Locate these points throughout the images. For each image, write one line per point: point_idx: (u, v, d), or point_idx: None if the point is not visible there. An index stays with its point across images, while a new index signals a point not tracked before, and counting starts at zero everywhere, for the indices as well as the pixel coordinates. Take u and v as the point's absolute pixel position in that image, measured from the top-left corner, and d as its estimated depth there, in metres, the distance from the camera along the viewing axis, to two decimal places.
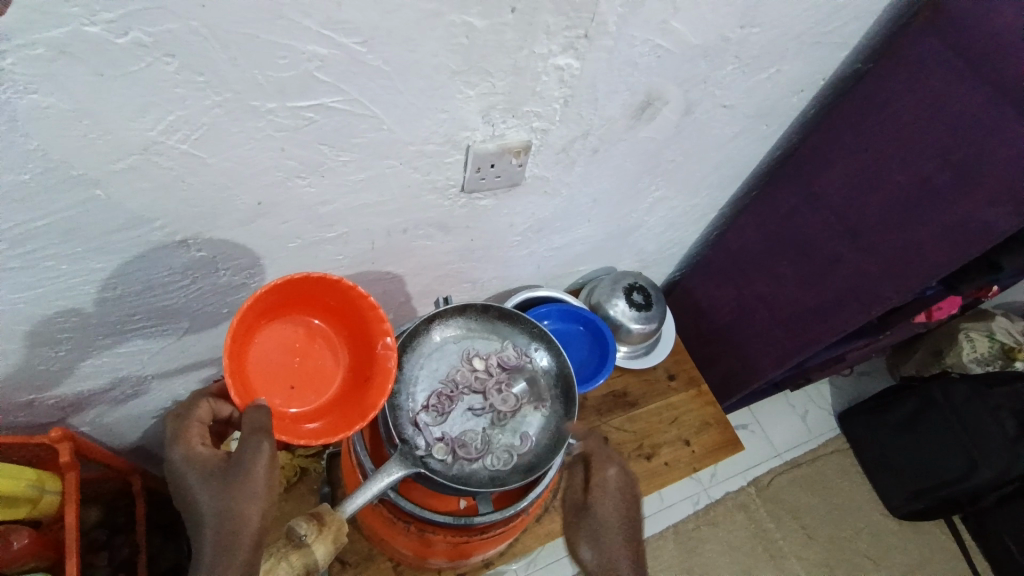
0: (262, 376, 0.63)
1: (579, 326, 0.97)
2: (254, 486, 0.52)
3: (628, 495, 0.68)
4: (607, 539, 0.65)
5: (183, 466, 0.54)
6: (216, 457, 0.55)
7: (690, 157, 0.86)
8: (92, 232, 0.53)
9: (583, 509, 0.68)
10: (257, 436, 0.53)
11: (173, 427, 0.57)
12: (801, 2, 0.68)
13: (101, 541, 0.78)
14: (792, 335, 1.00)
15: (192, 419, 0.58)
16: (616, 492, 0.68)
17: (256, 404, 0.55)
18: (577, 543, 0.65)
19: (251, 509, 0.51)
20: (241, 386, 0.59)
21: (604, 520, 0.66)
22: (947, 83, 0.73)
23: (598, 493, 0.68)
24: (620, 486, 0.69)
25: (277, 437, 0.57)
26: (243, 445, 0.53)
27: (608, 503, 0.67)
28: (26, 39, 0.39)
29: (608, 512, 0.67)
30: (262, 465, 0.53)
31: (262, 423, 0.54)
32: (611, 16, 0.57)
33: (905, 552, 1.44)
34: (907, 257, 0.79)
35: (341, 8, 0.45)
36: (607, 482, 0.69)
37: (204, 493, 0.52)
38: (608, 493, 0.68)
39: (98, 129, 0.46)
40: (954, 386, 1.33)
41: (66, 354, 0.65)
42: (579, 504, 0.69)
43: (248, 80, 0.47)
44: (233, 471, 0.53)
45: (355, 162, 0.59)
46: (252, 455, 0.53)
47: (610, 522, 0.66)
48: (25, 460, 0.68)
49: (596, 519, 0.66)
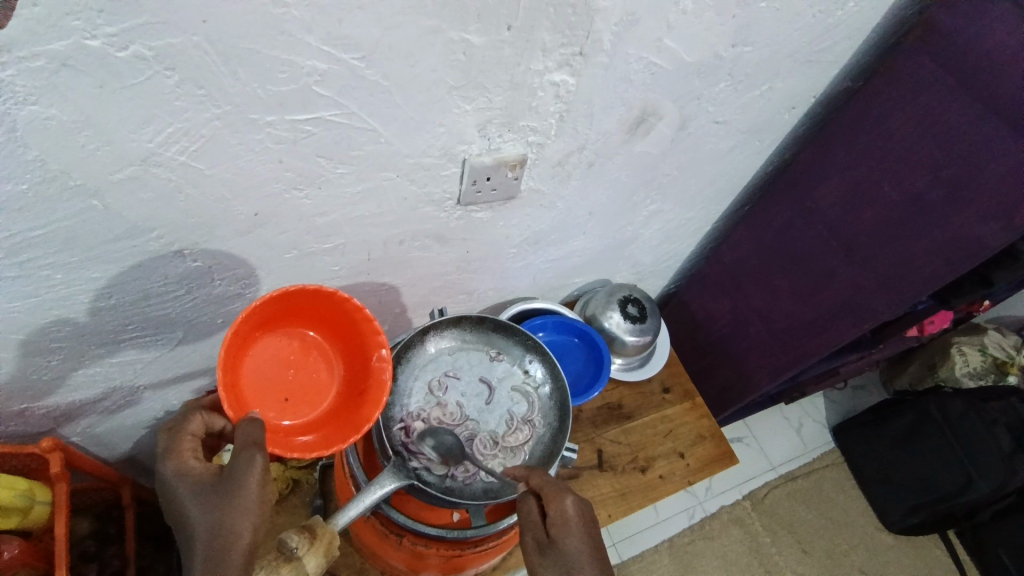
0: (255, 388, 0.63)
1: (574, 338, 0.98)
2: (245, 501, 0.52)
3: (589, 522, 0.59)
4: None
5: (174, 479, 0.55)
6: (208, 471, 0.55)
7: (685, 171, 0.87)
8: (90, 241, 0.53)
9: (548, 546, 0.58)
10: (250, 449, 0.52)
11: (165, 441, 0.58)
12: (793, 21, 0.69)
13: (91, 552, 0.77)
14: (787, 347, 1.00)
15: (184, 432, 0.59)
16: (579, 522, 0.59)
17: (250, 417, 0.55)
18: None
19: (241, 524, 0.51)
20: (234, 399, 0.59)
21: (574, 554, 0.57)
22: (936, 101, 0.74)
23: (562, 529, 0.58)
24: (581, 516, 0.59)
25: (270, 451, 0.56)
26: (236, 457, 0.52)
27: (574, 538, 0.58)
28: (29, 50, 0.39)
29: (578, 546, 0.58)
30: (254, 478, 0.52)
31: (254, 437, 0.53)
32: (606, 34, 0.58)
33: (902, 567, 1.43)
34: (900, 271, 0.80)
35: (342, 24, 0.46)
36: (567, 515, 0.58)
37: (194, 508, 0.53)
38: (573, 527, 0.58)
39: (99, 140, 0.46)
40: (950, 400, 1.34)
41: (60, 364, 0.64)
42: (542, 540, 0.59)
43: (249, 93, 0.48)
44: (225, 485, 0.52)
45: (353, 174, 0.60)
46: (245, 469, 0.52)
47: (580, 560, 0.57)
48: (17, 470, 0.67)
49: (564, 555, 0.57)
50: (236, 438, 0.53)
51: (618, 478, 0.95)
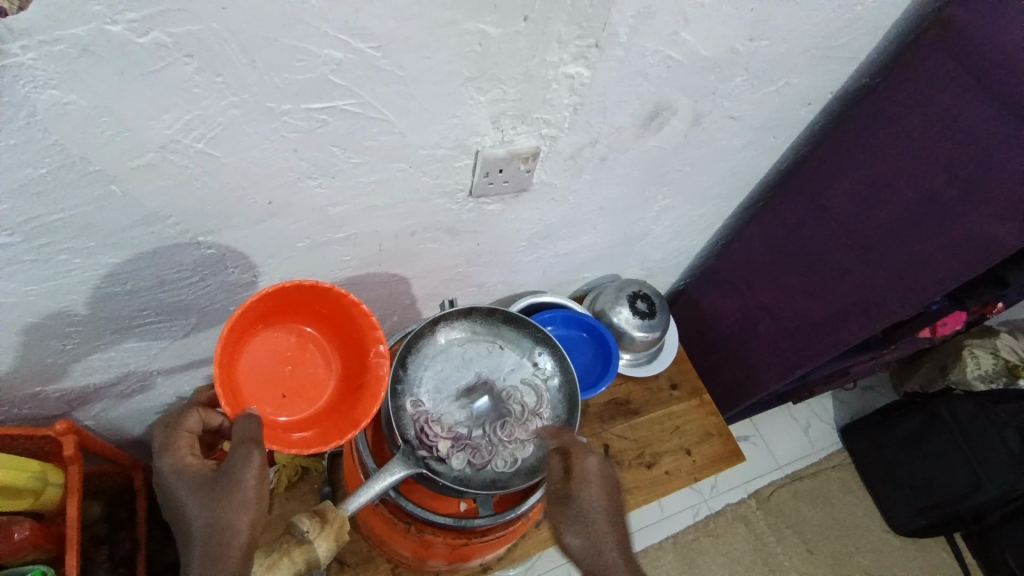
0: (251, 383, 0.63)
1: (583, 333, 0.98)
2: (244, 496, 0.52)
3: (609, 484, 0.64)
4: (593, 525, 0.60)
5: (171, 475, 0.55)
6: (205, 468, 0.56)
7: (698, 167, 0.86)
8: (107, 227, 0.54)
9: (566, 501, 0.63)
10: (246, 446, 0.53)
11: (162, 438, 0.59)
12: (810, 16, 0.68)
13: (102, 535, 0.78)
14: (797, 347, 1.00)
15: (181, 430, 0.59)
16: (599, 480, 0.63)
17: (245, 415, 0.56)
18: (562, 538, 0.61)
19: (239, 521, 0.51)
20: (232, 394, 0.60)
21: (589, 508, 0.61)
22: (955, 98, 0.73)
23: (582, 484, 0.63)
24: (603, 477, 0.64)
25: (267, 446, 0.58)
26: (233, 454, 0.53)
27: (591, 494, 0.62)
28: (52, 35, 0.39)
29: (594, 503, 0.62)
30: (251, 474, 0.52)
31: (250, 434, 0.55)
32: (622, 27, 0.58)
33: (907, 569, 1.42)
34: (914, 271, 0.79)
35: (359, 14, 0.46)
36: (589, 473, 0.63)
37: (192, 504, 0.53)
38: (591, 484, 0.63)
39: (118, 126, 0.47)
40: (960, 403, 1.32)
41: (75, 348, 0.65)
42: (561, 495, 0.63)
43: (266, 82, 0.48)
44: (222, 481, 0.52)
45: (366, 164, 0.60)
46: (241, 465, 0.53)
47: (596, 511, 0.61)
48: (30, 452, 0.68)
49: (581, 508, 0.61)
50: (232, 434, 0.54)
51: (625, 473, 0.96)
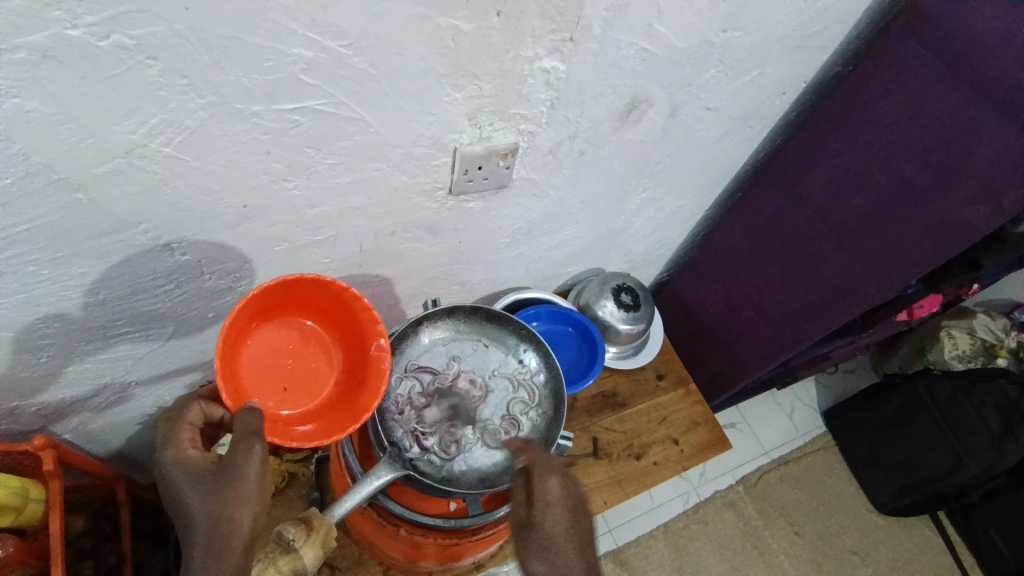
0: (253, 377, 0.63)
1: (569, 328, 0.98)
2: (245, 491, 0.51)
3: (574, 503, 0.63)
4: (556, 556, 0.58)
5: (174, 469, 0.54)
6: (207, 461, 0.55)
7: (676, 160, 0.86)
8: (77, 235, 0.52)
9: (529, 527, 0.61)
10: (249, 439, 0.52)
11: (164, 430, 0.57)
12: (783, 8, 0.69)
13: (87, 549, 0.77)
14: (778, 334, 1.01)
15: (182, 422, 0.58)
16: (563, 503, 0.62)
17: (247, 408, 0.55)
18: (525, 566, 0.59)
19: (241, 514, 0.51)
20: (233, 388, 0.59)
21: (555, 536, 0.60)
22: (926, 86, 0.74)
23: (543, 508, 0.61)
24: (565, 496, 0.63)
25: (270, 440, 0.56)
26: (236, 446, 0.52)
27: (555, 517, 0.61)
28: (10, 42, 0.38)
29: (557, 525, 0.61)
30: (253, 469, 0.52)
31: (253, 426, 0.53)
32: (596, 20, 0.58)
33: (893, 548, 1.45)
34: (888, 255, 0.80)
35: (328, 11, 0.45)
36: (551, 495, 0.62)
37: (194, 498, 0.52)
38: (555, 505, 0.62)
39: (82, 132, 0.45)
40: (938, 382, 1.35)
41: (49, 361, 0.64)
42: (525, 521, 0.62)
43: (234, 83, 0.47)
44: (225, 474, 0.52)
45: (342, 165, 0.59)
46: (244, 457, 0.52)
47: (562, 538, 0.60)
48: (8, 469, 0.67)
49: (545, 536, 0.60)
50: (234, 427, 0.53)
51: (613, 465, 0.96)
